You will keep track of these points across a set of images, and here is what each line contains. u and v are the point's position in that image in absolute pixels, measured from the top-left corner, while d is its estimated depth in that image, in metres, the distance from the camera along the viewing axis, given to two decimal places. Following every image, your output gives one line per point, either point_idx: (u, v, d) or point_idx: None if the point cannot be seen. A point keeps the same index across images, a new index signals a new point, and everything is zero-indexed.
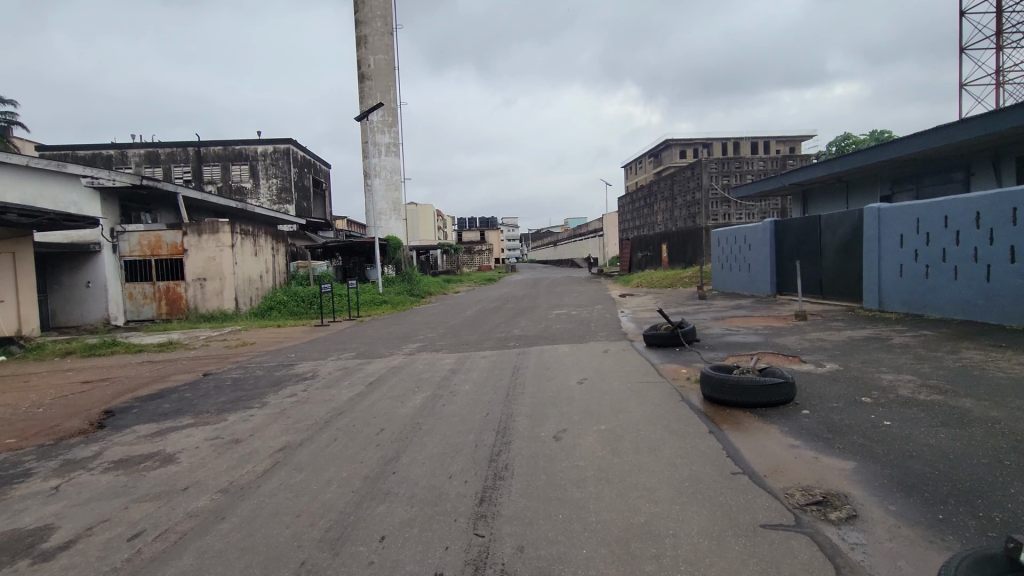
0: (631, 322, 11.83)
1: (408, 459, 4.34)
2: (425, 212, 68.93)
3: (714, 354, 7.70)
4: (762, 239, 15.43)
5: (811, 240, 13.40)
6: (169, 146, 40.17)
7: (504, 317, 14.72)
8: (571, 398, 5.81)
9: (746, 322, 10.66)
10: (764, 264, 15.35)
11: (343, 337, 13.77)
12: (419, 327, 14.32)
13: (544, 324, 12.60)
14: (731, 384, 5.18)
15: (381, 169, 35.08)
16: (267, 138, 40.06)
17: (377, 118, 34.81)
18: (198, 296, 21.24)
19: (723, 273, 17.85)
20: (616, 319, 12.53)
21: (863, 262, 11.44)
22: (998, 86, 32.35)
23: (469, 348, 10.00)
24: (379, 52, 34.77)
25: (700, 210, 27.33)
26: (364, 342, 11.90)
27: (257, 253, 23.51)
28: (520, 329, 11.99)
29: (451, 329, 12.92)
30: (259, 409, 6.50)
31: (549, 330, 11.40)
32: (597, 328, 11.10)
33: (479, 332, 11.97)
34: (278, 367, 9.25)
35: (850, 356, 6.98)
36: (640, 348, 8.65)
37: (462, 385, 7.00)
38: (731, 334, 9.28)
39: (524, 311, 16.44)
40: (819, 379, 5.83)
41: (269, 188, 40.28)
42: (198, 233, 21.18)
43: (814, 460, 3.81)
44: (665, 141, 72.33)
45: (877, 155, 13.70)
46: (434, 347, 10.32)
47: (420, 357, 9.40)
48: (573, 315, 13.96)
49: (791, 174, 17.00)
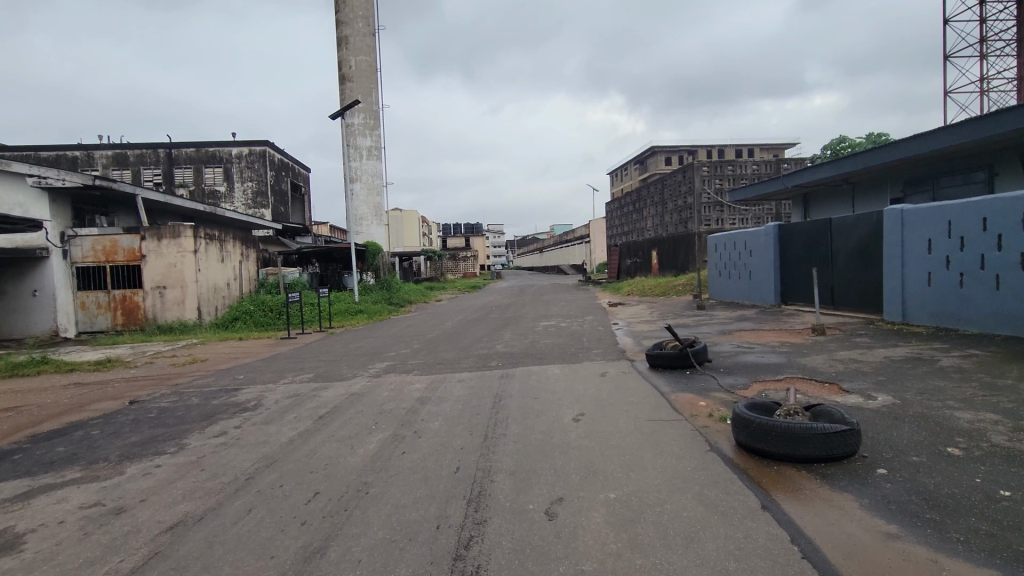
0: (628, 336, 10.60)
1: (339, 554, 3.05)
2: (409, 219, 67.41)
3: (732, 378, 6.50)
4: (765, 245, 14.33)
5: (822, 246, 12.31)
6: (138, 147, 38.42)
7: (487, 330, 13.44)
8: (567, 446, 4.53)
9: (758, 337, 9.46)
10: (767, 272, 14.26)
11: (308, 352, 12.40)
12: (393, 341, 12.99)
13: (531, 337, 11.35)
14: (777, 432, 3.93)
15: (362, 173, 33.71)
16: (242, 140, 38.48)
17: (358, 121, 33.45)
18: (157, 306, 19.67)
19: (721, 281, 16.72)
20: (610, 332, 11.31)
21: (882, 269, 10.33)
22: (985, 93, 32.04)
23: (444, 369, 8.68)
24: (360, 53, 33.47)
25: (692, 216, 26.34)
26: (328, 360, 10.55)
27: (223, 258, 21.97)
28: (504, 344, 10.71)
29: (429, 343, 11.63)
30: (172, 456, 5.14)
31: (538, 346, 10.14)
32: (591, 343, 9.86)
33: (458, 348, 10.68)
34: (218, 395, 7.87)
35: (902, 383, 5.77)
36: (642, 370, 7.42)
37: (430, 421, 5.69)
38: (746, 352, 8.08)
39: (509, 322, 15.16)
40: (879, 419, 4.60)
41: (243, 192, 38.67)
42: (158, 238, 19.64)
43: (932, 564, 2.59)
44: (652, 148, 71.79)
45: (891, 152, 12.59)
46: (406, 367, 8.99)
47: (387, 380, 8.07)
48: (563, 327, 12.72)
49: (793, 175, 15.87)
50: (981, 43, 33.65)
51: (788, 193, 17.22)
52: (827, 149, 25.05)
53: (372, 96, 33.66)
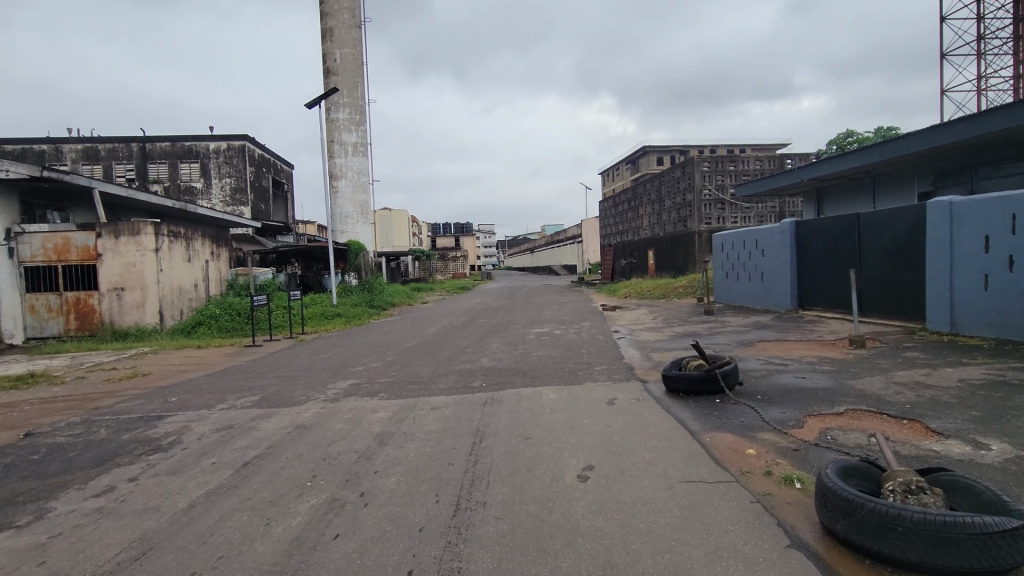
0: (633, 348, 9.16)
1: None
2: (398, 218, 65.74)
3: (778, 410, 5.09)
4: (779, 244, 13.01)
5: (848, 245, 10.99)
6: (110, 141, 36.59)
7: (473, 339, 11.97)
8: (573, 532, 3.10)
9: (787, 351, 8.04)
10: (782, 273, 12.95)
11: (268, 364, 10.89)
12: (366, 351, 11.50)
13: (523, 348, 9.93)
14: (907, 527, 2.55)
15: (346, 170, 32.12)
16: (220, 134, 36.78)
17: (343, 115, 31.87)
18: (114, 309, 18.03)
19: (729, 283, 15.38)
20: (611, 342, 9.91)
21: (925, 271, 8.98)
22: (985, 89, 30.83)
23: (416, 390, 7.22)
24: (347, 46, 31.90)
25: (693, 214, 24.97)
26: (284, 375, 9.03)
27: (190, 258, 20.38)
28: (490, 357, 9.23)
29: (405, 355, 10.14)
30: (14, 535, 3.65)
31: (531, 359, 8.65)
32: (592, 357, 8.42)
33: (436, 362, 9.21)
34: (134, 426, 6.36)
35: (1008, 421, 4.40)
36: (658, 396, 6.01)
37: (387, 475, 4.23)
38: (782, 372, 6.66)
39: (498, 328, 13.69)
40: (1022, 488, 3.20)
41: (221, 188, 36.96)
42: (115, 236, 18.00)
43: None
44: (644, 148, 70.68)
45: (922, 142, 11.26)
46: (370, 388, 7.51)
47: (345, 408, 6.58)
48: (557, 335, 11.31)
49: (808, 168, 14.50)
50: (979, 41, 32.90)
51: (801, 188, 15.86)
52: (832, 144, 23.66)
53: (358, 91, 32.09)
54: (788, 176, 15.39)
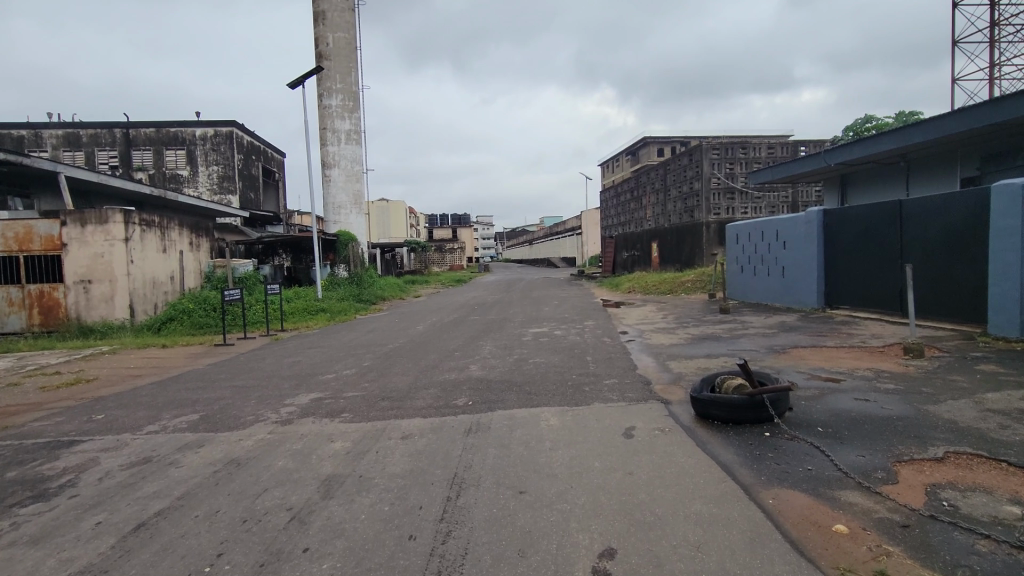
0: (646, 355, 7.90)
1: None
2: (395, 209, 64.36)
3: (854, 452, 3.84)
4: (804, 235, 11.74)
5: (887, 237, 9.77)
6: (92, 127, 35.10)
7: (463, 340, 10.68)
8: None
9: (833, 361, 6.75)
10: (806, 268, 11.70)
11: (231, 368, 9.61)
12: (343, 353, 10.23)
13: (519, 353, 8.64)
14: None
15: (339, 158, 30.69)
16: (206, 120, 35.30)
17: (336, 102, 30.44)
18: (81, 303, 16.75)
19: (745, 277, 14.12)
20: (620, 346, 8.64)
21: (988, 268, 7.71)
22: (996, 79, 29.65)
23: (386, 409, 5.93)
24: (339, 29, 30.34)
25: (699, 204, 23.53)
26: (240, 385, 7.75)
27: (165, 248, 19.09)
28: (480, 365, 7.95)
29: (384, 360, 8.86)
30: None
31: (529, 369, 7.36)
32: (599, 367, 7.13)
33: (417, 370, 7.94)
34: (32, 457, 5.10)
35: None
36: (687, 424, 4.75)
37: (319, 559, 2.96)
38: (836, 392, 5.38)
39: (492, 327, 12.43)
40: None
41: (207, 176, 35.55)
42: (81, 224, 16.68)
43: None
44: (644, 138, 69.15)
45: (972, 119, 9.87)
46: (333, 404, 6.23)
47: (294, 435, 5.28)
48: (558, 337, 10.03)
49: (833, 151, 13.07)
50: (994, 28, 31.43)
51: (822, 174, 14.46)
52: (849, 130, 22.17)
53: (351, 76, 30.63)
54: (809, 160, 13.96)
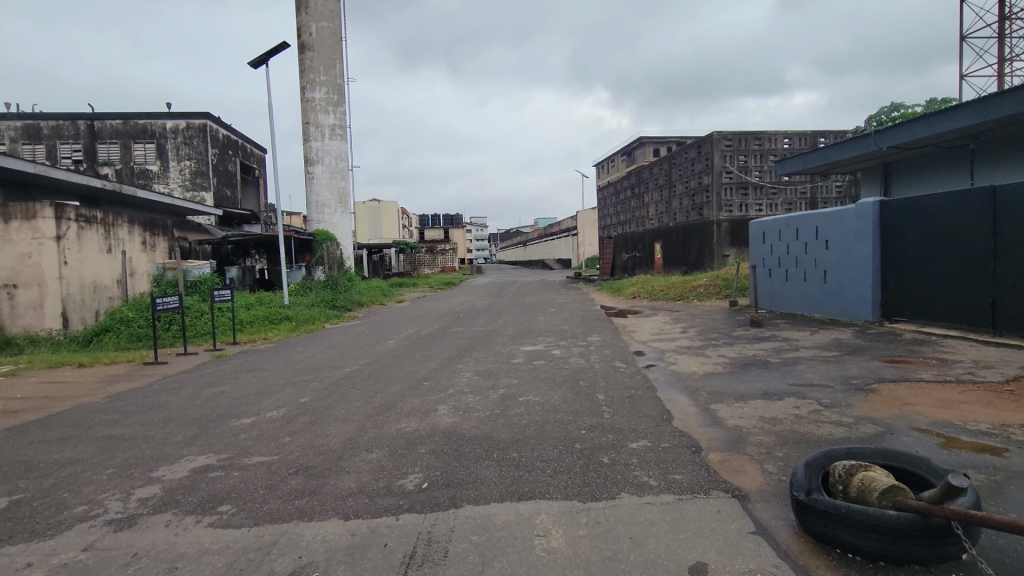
0: (679, 393, 5.76)
1: None
2: (387, 210, 62.36)
3: None
4: (854, 233, 9.66)
5: (976, 233, 7.73)
6: (54, 118, 32.74)
7: (437, 362, 8.53)
8: None
9: (960, 411, 4.64)
10: (856, 273, 9.64)
11: (134, 399, 7.43)
12: (285, 379, 8.05)
13: (506, 386, 6.49)
14: None
15: (323, 154, 28.43)
16: (178, 112, 33.00)
17: (319, 95, 28.24)
18: (5, 311, 14.57)
19: (774, 282, 12.06)
20: (642, 378, 6.49)
21: None
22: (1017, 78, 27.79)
23: (291, 497, 3.76)
24: (323, 19, 28.15)
25: (708, 200, 20.67)
26: (117, 435, 5.58)
27: (110, 247, 16.88)
28: (452, 406, 5.81)
29: (328, 397, 6.70)
30: None
31: (517, 417, 5.20)
32: (618, 415, 5.00)
33: (365, 414, 5.79)
34: None
35: None
36: (797, 559, 2.64)
37: None
38: (1021, 480, 3.27)
39: (475, 343, 10.29)
40: None
41: (179, 172, 33.26)
42: (5, 220, 14.47)
43: None
44: (639, 139, 67.36)
45: None
46: (217, 484, 4.06)
47: (119, 560, 3.12)
48: (557, 361, 7.88)
49: (886, 131, 10.86)
50: (1006, 21, 29.59)
51: (867, 160, 12.23)
52: (871, 120, 20.13)
53: (337, 69, 28.45)
54: (853, 143, 11.75)
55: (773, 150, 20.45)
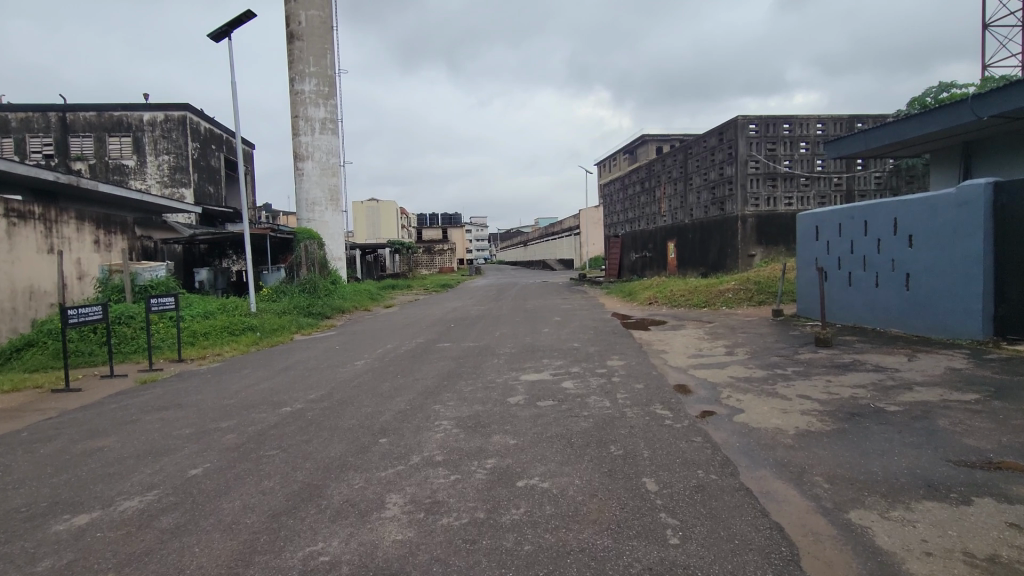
0: (780, 478, 3.51)
1: None
2: (385, 210, 60.12)
3: None
4: (954, 226, 7.40)
5: None
6: (23, 110, 30.34)
7: (407, 400, 6.27)
8: None
9: None
10: (957, 277, 7.38)
11: None
12: (195, 428, 5.78)
13: (500, 457, 4.22)
14: None
15: (313, 150, 26.18)
16: (155, 103, 30.70)
17: (309, 88, 26.07)
18: None
19: (836, 287, 9.80)
20: (708, 442, 4.23)
21: None
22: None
23: None
24: (314, 7, 25.92)
25: (732, 193, 18.45)
26: None
27: (52, 247, 14.70)
28: (409, 503, 3.55)
29: (230, 468, 4.43)
30: None
31: (514, 539, 2.97)
32: (694, 543, 2.77)
33: (266, 513, 3.54)
34: None
35: None
36: None
37: None
38: None
39: (464, 367, 8.04)
40: None
41: (158, 167, 31.07)
42: None
43: None
44: (643, 138, 65.17)
45: None
46: None
47: None
48: (571, 404, 5.60)
49: (984, 98, 8.52)
50: None
51: (950, 136, 9.91)
52: (914, 103, 17.87)
53: (327, 59, 26.24)
54: (940, 114, 9.37)
55: (805, 137, 17.84)
